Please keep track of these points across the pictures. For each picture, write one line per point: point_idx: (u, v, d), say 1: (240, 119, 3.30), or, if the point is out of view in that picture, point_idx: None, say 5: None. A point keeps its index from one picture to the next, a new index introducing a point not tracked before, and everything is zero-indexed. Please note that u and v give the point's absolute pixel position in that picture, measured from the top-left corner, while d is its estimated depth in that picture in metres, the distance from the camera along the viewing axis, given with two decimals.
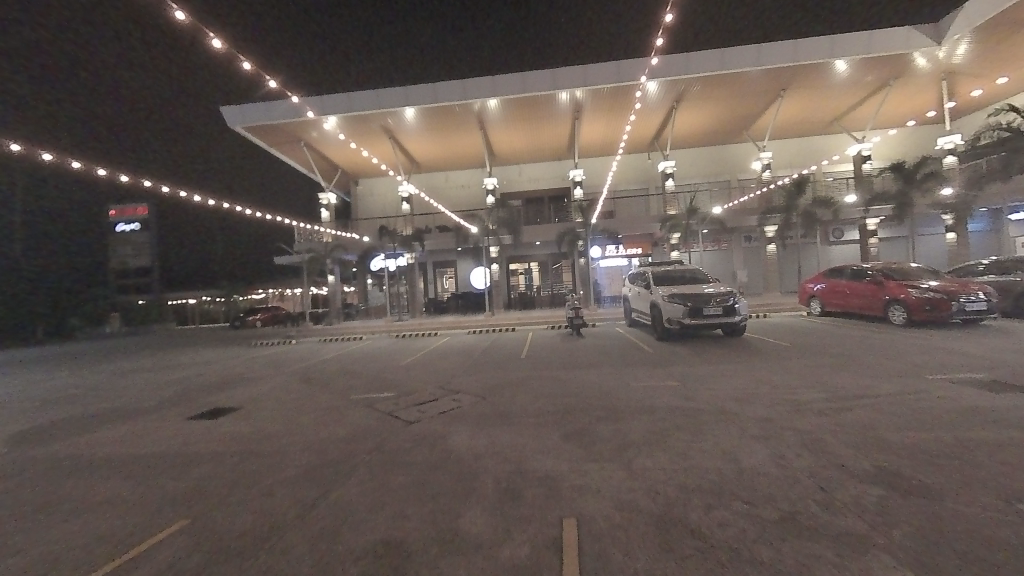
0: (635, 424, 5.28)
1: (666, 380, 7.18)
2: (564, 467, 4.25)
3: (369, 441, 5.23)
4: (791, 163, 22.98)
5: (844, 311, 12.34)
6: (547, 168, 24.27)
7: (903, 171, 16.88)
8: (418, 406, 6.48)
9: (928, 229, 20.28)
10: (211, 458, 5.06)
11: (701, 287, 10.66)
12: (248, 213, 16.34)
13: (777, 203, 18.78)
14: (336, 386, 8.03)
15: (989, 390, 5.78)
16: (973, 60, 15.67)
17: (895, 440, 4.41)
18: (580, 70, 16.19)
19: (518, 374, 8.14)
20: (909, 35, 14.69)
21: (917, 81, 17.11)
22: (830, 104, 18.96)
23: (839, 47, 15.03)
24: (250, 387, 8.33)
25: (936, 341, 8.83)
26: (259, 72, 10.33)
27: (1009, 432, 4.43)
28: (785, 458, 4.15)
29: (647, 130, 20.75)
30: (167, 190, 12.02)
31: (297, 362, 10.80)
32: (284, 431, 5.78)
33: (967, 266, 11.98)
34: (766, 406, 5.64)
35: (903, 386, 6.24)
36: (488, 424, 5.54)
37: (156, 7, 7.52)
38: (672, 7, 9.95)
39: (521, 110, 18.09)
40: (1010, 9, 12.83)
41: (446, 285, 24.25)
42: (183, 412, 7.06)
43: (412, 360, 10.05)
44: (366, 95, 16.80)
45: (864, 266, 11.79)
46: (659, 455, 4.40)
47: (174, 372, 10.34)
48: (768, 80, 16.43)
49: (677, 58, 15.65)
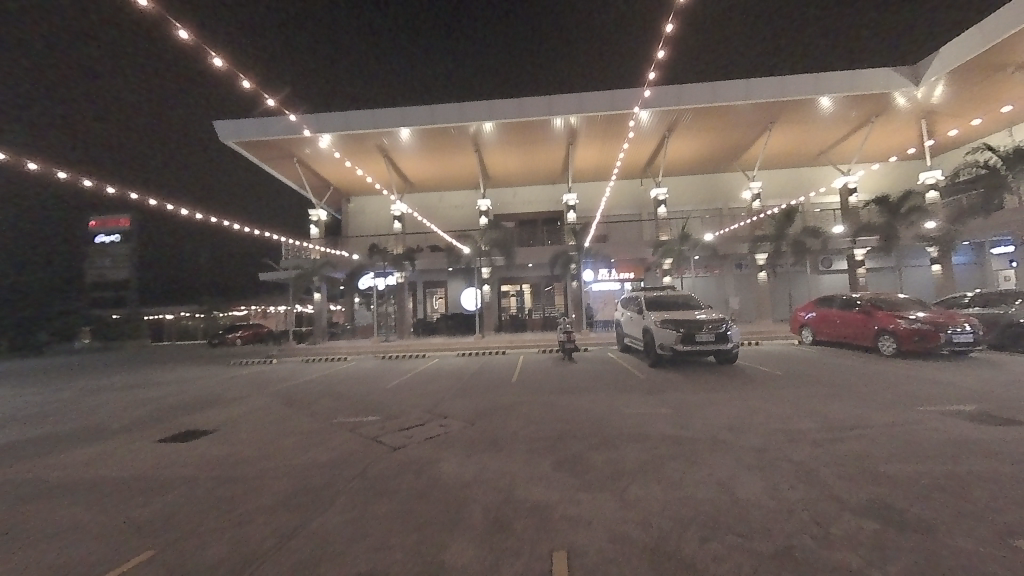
0: (627, 451, 5.09)
1: (659, 407, 7.00)
2: (555, 496, 4.02)
3: (349, 466, 4.95)
4: (778, 194, 23.61)
5: (836, 340, 12.37)
6: (541, 192, 24.59)
7: (889, 205, 17.73)
8: (403, 431, 6.20)
9: (914, 261, 20.73)
10: (179, 483, 4.72)
11: (694, 313, 10.61)
12: (235, 228, 16.08)
13: (767, 232, 19.12)
14: (318, 408, 7.71)
15: (981, 422, 5.70)
16: (950, 101, 16.41)
17: (893, 472, 4.27)
18: (576, 98, 16.62)
19: (508, 398, 7.89)
20: (889, 76, 15.40)
21: (898, 119, 17.83)
22: (816, 138, 19.63)
23: (824, 84, 15.66)
24: (228, 408, 7.93)
25: (927, 372, 8.81)
26: (258, 91, 10.37)
27: (1004, 466, 4.30)
28: (781, 489, 3.98)
29: (640, 157, 21.22)
30: (152, 202, 11.79)
31: (277, 383, 10.39)
32: (259, 455, 5.45)
33: (953, 298, 12.13)
34: (760, 436, 5.48)
35: (896, 417, 6.13)
36: (475, 450, 5.30)
37: (160, 26, 7.55)
38: (666, 41, 10.24)
39: (517, 134, 18.42)
40: (983, 55, 13.55)
41: (437, 306, 24.03)
42: (152, 433, 6.66)
43: (399, 383, 9.74)
44: (364, 114, 17.00)
45: (854, 295, 11.94)
46: (653, 484, 4.20)
47: (144, 392, 9.83)
48: (756, 112, 16.97)
49: (670, 89, 16.13)
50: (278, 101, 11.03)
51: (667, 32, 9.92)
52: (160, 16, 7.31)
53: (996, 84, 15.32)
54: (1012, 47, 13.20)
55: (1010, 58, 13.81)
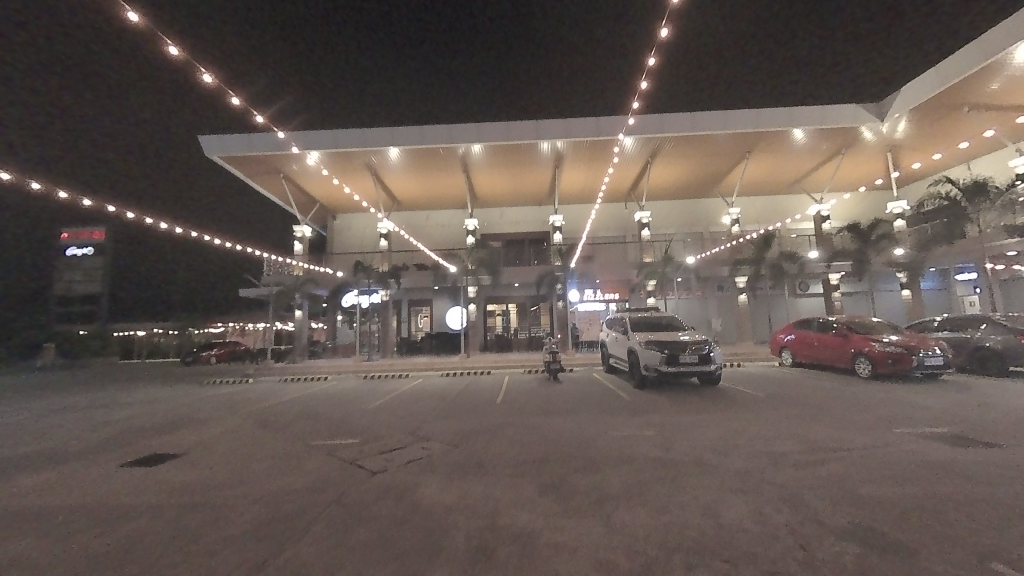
0: (613, 474, 5.04)
1: (644, 429, 6.98)
2: (540, 523, 3.90)
3: (325, 493, 4.73)
4: (756, 219, 24.49)
5: (814, 362, 12.65)
6: (528, 212, 24.95)
7: (860, 232, 18.37)
8: (384, 454, 6.01)
9: (886, 286, 21.55)
10: (141, 511, 4.43)
11: (678, 334, 10.77)
12: (216, 243, 15.78)
13: (747, 255, 19.63)
14: (295, 430, 7.45)
15: (953, 444, 5.83)
16: (911, 136, 17.48)
17: (875, 495, 4.29)
18: (562, 123, 17.12)
19: (492, 420, 7.77)
20: (856, 111, 16.34)
21: (866, 151, 18.84)
22: (790, 167, 20.56)
23: (796, 117, 16.51)
24: (199, 430, 7.60)
25: (902, 394, 9.04)
26: (247, 108, 10.37)
27: (978, 488, 4.39)
28: (764, 513, 3.97)
29: (624, 182, 21.82)
30: (131, 215, 11.55)
31: (252, 403, 10.02)
32: (230, 481, 5.18)
33: (923, 321, 12.56)
34: (744, 458, 5.51)
35: (874, 438, 6.23)
36: (458, 474, 5.16)
37: (150, 42, 7.57)
38: (647, 74, 10.75)
39: (505, 156, 18.76)
40: (941, 94, 14.50)
41: (422, 324, 23.81)
42: (115, 457, 6.30)
43: (381, 403, 9.52)
44: (353, 133, 17.13)
45: (831, 318, 12.30)
46: (638, 509, 4.13)
47: (109, 413, 9.36)
48: (734, 142, 17.72)
49: (652, 117, 16.77)
50: (266, 118, 11.05)
51: (648, 65, 10.41)
52: (151, 33, 7.35)
53: (954, 121, 16.37)
54: (967, 88, 14.17)
55: (966, 98, 14.81)
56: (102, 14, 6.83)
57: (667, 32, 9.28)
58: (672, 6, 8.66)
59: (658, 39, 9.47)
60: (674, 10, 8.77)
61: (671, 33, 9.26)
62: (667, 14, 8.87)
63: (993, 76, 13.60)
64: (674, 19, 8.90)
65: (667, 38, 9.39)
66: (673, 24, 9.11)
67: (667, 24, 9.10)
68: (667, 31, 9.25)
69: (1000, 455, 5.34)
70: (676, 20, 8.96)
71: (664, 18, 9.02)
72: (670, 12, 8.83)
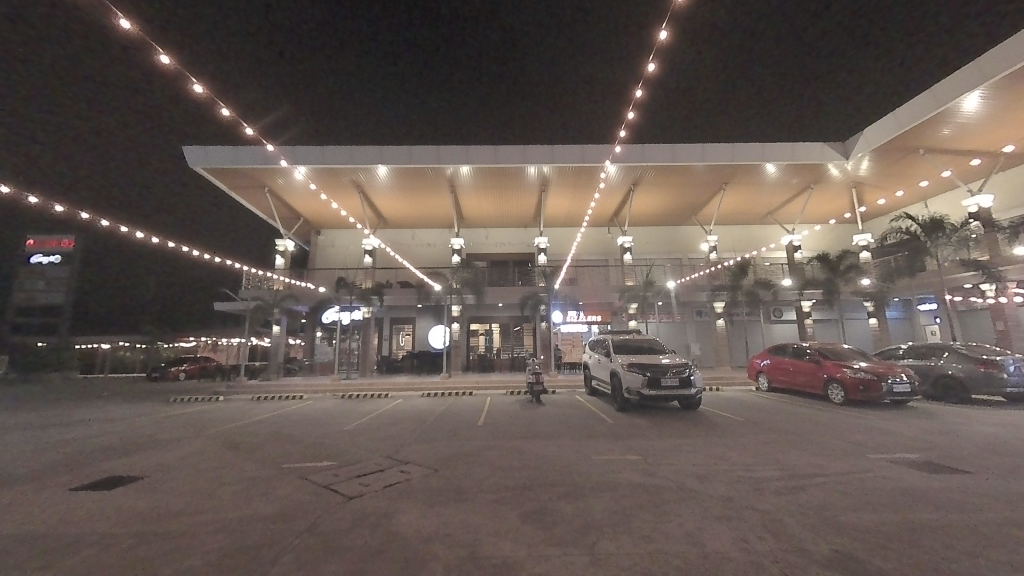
0: (597, 501, 5.00)
1: (626, 454, 6.98)
2: (522, 553, 3.80)
3: (296, 520, 4.50)
4: (733, 248, 25.36)
5: (789, 388, 12.97)
6: (514, 234, 25.18)
7: (828, 262, 18.93)
8: (360, 478, 5.81)
9: (853, 314, 22.54)
10: (91, 541, 4.10)
11: (659, 357, 10.90)
12: (193, 254, 15.26)
13: (724, 282, 20.15)
14: (266, 453, 7.12)
15: (924, 471, 6.03)
16: (873, 175, 18.66)
17: (854, 523, 4.35)
18: (548, 149, 17.59)
19: (474, 443, 7.64)
20: (824, 150, 17.37)
21: (832, 187, 19.99)
22: (764, 200, 21.55)
23: (770, 153, 17.41)
24: (163, 452, 7.17)
25: (872, 420, 9.35)
26: (237, 120, 10.28)
27: (947, 515, 4.54)
28: (749, 542, 3.96)
29: (609, 207, 22.43)
30: (104, 223, 11.10)
31: (222, 424, 9.52)
32: (194, 508, 4.87)
33: (889, 348, 13.11)
34: (725, 484, 5.55)
35: (849, 465, 6.38)
36: (437, 500, 5.00)
37: (142, 50, 7.50)
38: (634, 105, 11.15)
39: (492, 179, 19.06)
40: (899, 137, 15.60)
41: (403, 343, 23.44)
42: (67, 481, 5.83)
43: (359, 425, 9.25)
44: (341, 150, 17.17)
45: (804, 345, 12.74)
46: (623, 538, 4.07)
47: (61, 433, 8.65)
48: (713, 174, 18.52)
49: (636, 147, 17.40)
50: (255, 131, 10.98)
51: (635, 97, 10.86)
52: (144, 42, 7.29)
53: (911, 163, 17.56)
54: (923, 132, 15.28)
55: (921, 142, 15.97)
56: (89, 18, 6.71)
57: (655, 67, 9.73)
58: (659, 43, 9.14)
59: (645, 73, 9.90)
60: (661, 46, 9.23)
61: (657, 67, 9.74)
62: (654, 50, 9.33)
63: (944, 123, 14.76)
64: (661, 54, 9.36)
65: (654, 72, 9.86)
66: (660, 59, 9.57)
67: (655, 59, 9.53)
68: (654, 67, 9.73)
69: (967, 482, 5.55)
70: (664, 55, 9.40)
71: (651, 54, 9.47)
72: (658, 47, 9.28)
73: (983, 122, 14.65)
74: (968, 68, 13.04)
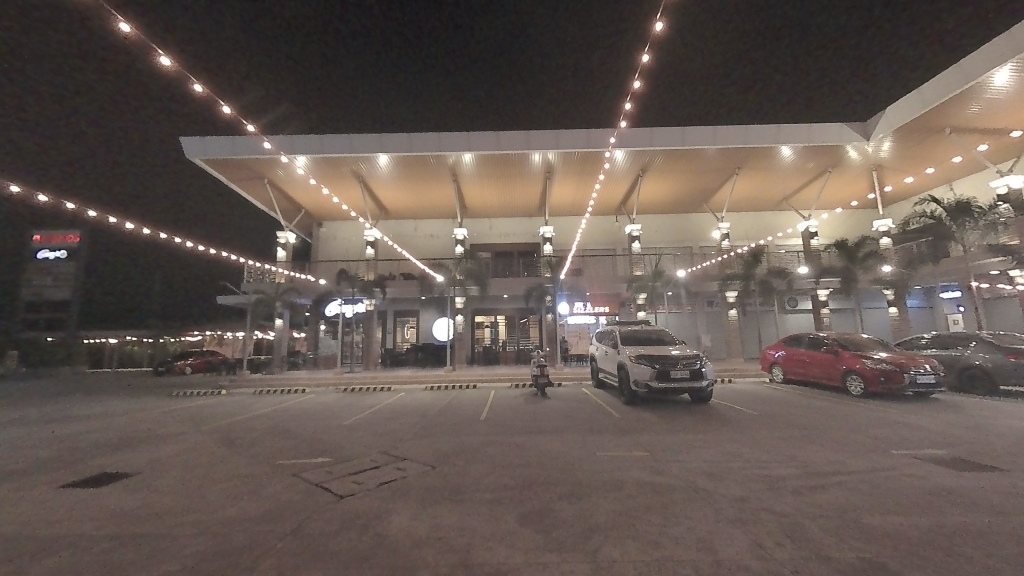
0: (601, 502, 4.70)
1: (633, 450, 6.67)
2: (518, 559, 3.52)
3: (282, 522, 4.27)
4: (745, 235, 24.66)
5: (804, 380, 12.49)
6: (518, 224, 24.76)
7: (847, 249, 18.25)
8: (355, 475, 5.63)
9: (871, 303, 21.97)
10: (66, 544, 3.90)
11: (668, 349, 10.48)
12: (190, 247, 15.03)
13: (736, 270, 19.51)
14: (261, 449, 6.96)
15: (955, 469, 5.61)
16: (894, 157, 17.86)
17: (882, 527, 3.99)
18: (553, 135, 17.10)
19: (474, 440, 7.37)
20: (842, 130, 16.59)
21: (850, 171, 19.20)
22: (777, 185, 20.82)
23: (783, 134, 16.68)
24: (156, 448, 7.03)
25: (893, 413, 8.89)
26: (212, 97, 9.96)
27: (986, 518, 4.13)
28: (764, 548, 3.64)
29: (615, 195, 21.83)
30: (95, 216, 10.85)
31: (217, 419, 9.36)
32: (180, 507, 4.70)
33: (910, 339, 12.52)
34: (740, 483, 5.22)
35: (870, 462, 6.02)
36: (433, 500, 4.76)
37: (99, 17, 7.06)
38: (639, 75, 10.38)
39: (496, 167, 18.64)
40: (923, 116, 14.82)
41: (408, 336, 23.33)
42: (49, 480, 5.64)
43: (359, 420, 9.04)
44: (340, 139, 16.86)
45: (821, 335, 12.21)
46: (628, 543, 3.77)
47: (55, 429, 8.58)
48: (723, 158, 17.85)
49: (643, 131, 16.79)
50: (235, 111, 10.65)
51: (641, 64, 10.09)
52: (100, 7, 6.86)
53: (936, 143, 16.71)
54: (949, 110, 14.47)
55: (947, 121, 15.16)
56: None
57: (662, 26, 8.95)
58: None
59: (652, 34, 9.13)
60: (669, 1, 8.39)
61: (665, 27, 8.95)
62: (661, 6, 8.52)
63: (972, 99, 13.92)
64: (669, 11, 8.54)
65: (662, 32, 9.06)
66: (668, 17, 8.76)
67: (662, 18, 8.77)
68: (662, 25, 8.92)
69: (1002, 480, 5.13)
70: (671, 13, 8.63)
71: (659, 11, 8.65)
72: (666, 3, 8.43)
73: (1016, 98, 13.77)
74: (1000, 40, 12.21)
